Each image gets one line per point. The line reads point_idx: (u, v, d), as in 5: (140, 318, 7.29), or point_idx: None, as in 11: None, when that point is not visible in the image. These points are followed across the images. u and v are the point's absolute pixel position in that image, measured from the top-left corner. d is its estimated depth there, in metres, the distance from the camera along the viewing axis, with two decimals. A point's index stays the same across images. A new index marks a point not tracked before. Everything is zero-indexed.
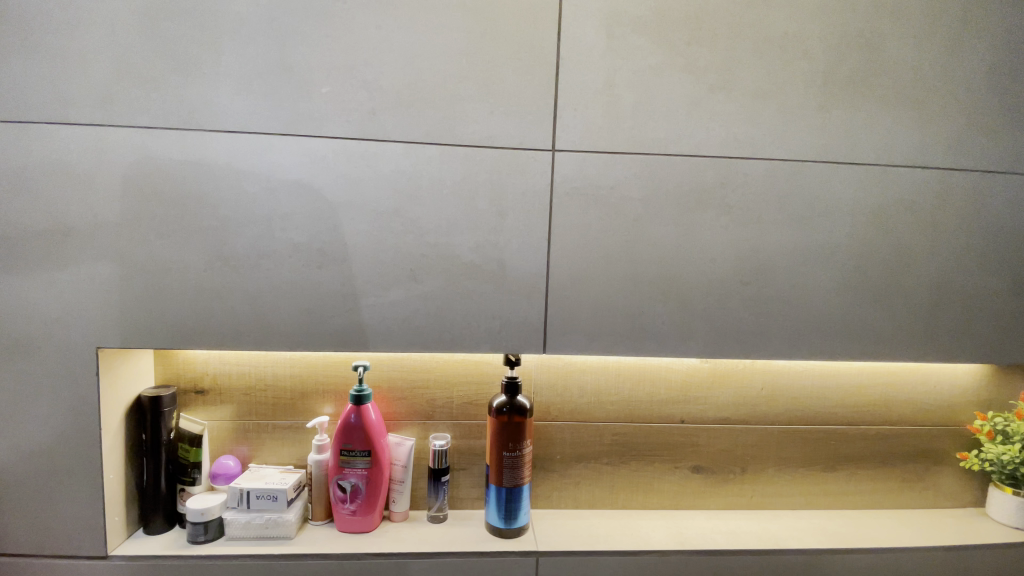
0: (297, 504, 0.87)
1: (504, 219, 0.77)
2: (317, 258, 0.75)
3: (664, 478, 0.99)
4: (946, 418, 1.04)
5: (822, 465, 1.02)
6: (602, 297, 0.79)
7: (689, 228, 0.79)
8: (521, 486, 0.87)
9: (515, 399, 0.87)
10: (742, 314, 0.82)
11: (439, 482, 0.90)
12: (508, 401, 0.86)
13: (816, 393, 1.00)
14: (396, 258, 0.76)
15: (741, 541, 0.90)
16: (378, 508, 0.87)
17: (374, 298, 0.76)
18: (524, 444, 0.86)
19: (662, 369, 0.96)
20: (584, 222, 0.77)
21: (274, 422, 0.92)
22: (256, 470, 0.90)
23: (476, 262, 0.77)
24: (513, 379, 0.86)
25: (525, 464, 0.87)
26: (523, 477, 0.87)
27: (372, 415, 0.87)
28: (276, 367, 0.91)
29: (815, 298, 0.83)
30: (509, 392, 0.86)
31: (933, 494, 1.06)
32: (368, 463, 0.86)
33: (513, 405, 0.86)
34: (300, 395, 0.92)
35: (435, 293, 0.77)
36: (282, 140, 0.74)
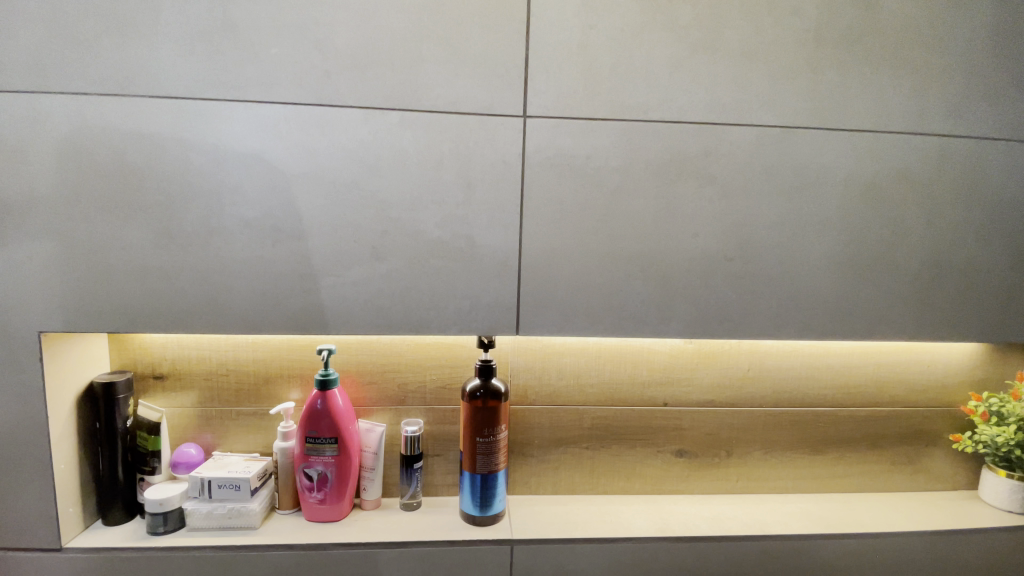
0: (262, 494, 0.83)
1: (472, 192, 0.71)
2: (272, 235, 0.70)
3: (648, 463, 0.96)
4: (939, 399, 1.01)
5: (811, 448, 0.99)
6: (579, 276, 0.74)
7: (672, 200, 0.74)
8: (497, 472, 0.83)
9: (491, 383, 0.82)
10: (727, 292, 0.77)
11: (412, 470, 0.86)
12: (483, 385, 0.82)
13: (805, 374, 0.96)
14: (356, 234, 0.71)
15: (724, 527, 0.87)
16: (347, 496, 0.84)
17: (335, 278, 0.71)
18: (500, 430, 0.83)
19: (644, 350, 0.92)
20: (558, 194, 0.72)
21: (238, 409, 0.88)
22: (220, 458, 0.86)
23: (442, 239, 0.72)
24: (487, 362, 0.81)
25: (501, 450, 0.83)
26: (499, 462, 0.83)
27: (339, 401, 0.83)
28: (237, 352, 0.87)
29: (804, 274, 0.79)
30: (483, 376, 0.82)
31: (924, 477, 1.03)
32: (336, 450, 0.82)
33: (488, 389, 0.82)
34: (264, 380, 0.88)
35: (400, 272, 0.72)
36: (229, 107, 0.69)
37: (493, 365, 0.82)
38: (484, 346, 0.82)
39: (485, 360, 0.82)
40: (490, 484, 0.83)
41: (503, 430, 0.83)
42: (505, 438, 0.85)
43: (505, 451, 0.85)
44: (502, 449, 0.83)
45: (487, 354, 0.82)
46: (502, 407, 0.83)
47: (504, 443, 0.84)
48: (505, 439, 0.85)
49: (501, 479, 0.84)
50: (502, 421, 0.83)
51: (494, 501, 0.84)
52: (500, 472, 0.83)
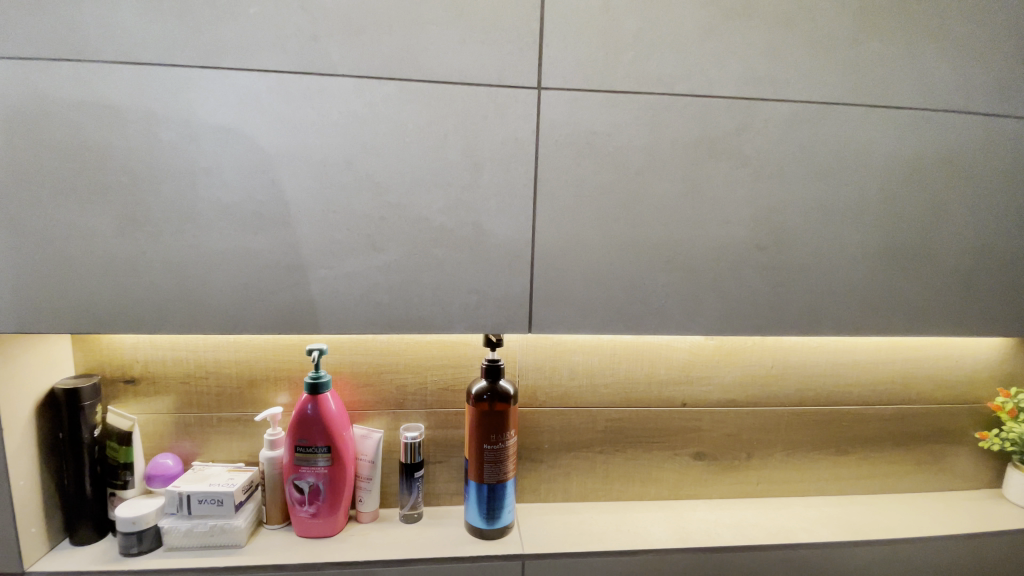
0: (247, 508, 0.76)
1: (480, 173, 0.63)
2: (254, 222, 0.62)
3: (664, 467, 0.90)
4: (965, 394, 0.96)
5: (834, 448, 0.94)
6: (599, 268, 0.67)
7: (701, 183, 0.67)
8: (505, 481, 0.76)
9: (498, 385, 0.75)
10: (758, 284, 0.71)
11: (412, 479, 0.79)
12: (490, 387, 0.75)
13: (830, 371, 0.91)
14: (349, 222, 0.63)
15: (748, 535, 0.82)
16: (342, 509, 0.77)
17: (326, 270, 0.63)
18: (508, 436, 0.76)
19: (663, 347, 0.86)
20: (575, 176, 0.65)
21: (219, 415, 0.80)
22: (200, 470, 0.78)
23: (447, 226, 0.64)
24: (494, 362, 0.74)
25: (510, 457, 0.76)
26: (507, 471, 0.76)
27: (332, 406, 0.75)
28: (218, 352, 0.79)
29: (839, 265, 0.72)
30: (490, 377, 0.75)
31: (948, 477, 0.99)
32: (329, 460, 0.75)
33: (495, 391, 0.75)
34: (248, 383, 0.80)
35: (400, 264, 0.64)
36: (202, 75, 0.60)
37: (501, 366, 0.75)
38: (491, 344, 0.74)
39: (492, 360, 0.74)
40: (498, 494, 0.76)
41: (511, 436, 0.76)
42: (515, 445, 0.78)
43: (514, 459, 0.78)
44: (510, 457, 0.76)
45: (495, 353, 0.75)
46: (511, 411, 0.76)
47: (512, 449, 0.77)
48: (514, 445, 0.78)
49: (510, 488, 0.77)
50: (511, 426, 0.76)
51: (502, 512, 0.77)
52: (509, 481, 0.77)
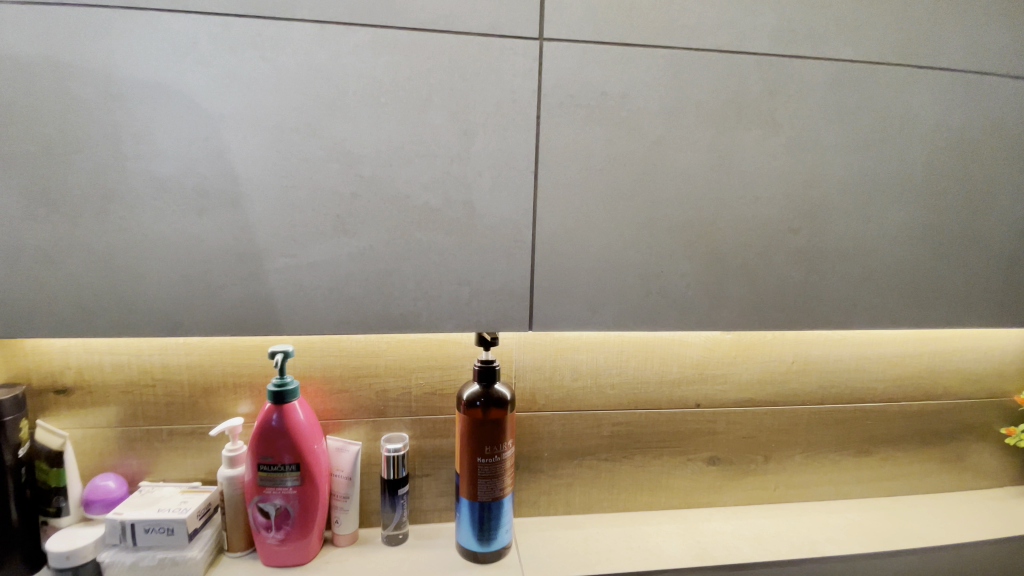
0: (203, 535, 0.65)
1: (471, 141, 0.53)
2: (197, 201, 0.51)
3: (675, 474, 0.82)
4: (994, 388, 0.89)
5: (856, 449, 0.87)
6: (611, 253, 0.57)
7: (728, 154, 0.58)
8: (502, 498, 0.67)
9: (493, 390, 0.66)
10: (789, 271, 0.62)
11: (396, 496, 0.69)
12: (483, 392, 0.65)
13: (854, 366, 0.84)
14: (313, 200, 0.52)
15: (770, 549, 0.74)
16: (314, 533, 0.67)
17: (286, 258, 0.52)
18: (505, 448, 0.66)
19: (674, 343, 0.78)
20: (583, 146, 0.55)
21: (170, 428, 0.70)
22: (148, 492, 0.67)
23: (431, 205, 0.53)
24: (488, 363, 0.65)
25: (506, 471, 0.67)
26: (504, 486, 0.67)
27: (301, 416, 0.65)
28: (166, 357, 0.68)
29: (881, 248, 0.63)
30: (483, 381, 0.65)
31: (974, 476, 0.92)
32: (298, 479, 0.64)
33: (489, 397, 0.65)
34: (203, 391, 0.69)
35: (375, 251, 0.53)
36: (126, 19, 0.48)
37: (496, 367, 0.66)
38: (484, 343, 0.65)
39: (486, 361, 0.65)
40: (493, 513, 0.67)
41: (508, 447, 0.67)
42: (512, 456, 0.68)
43: (511, 472, 0.69)
44: (507, 470, 0.67)
45: (489, 352, 0.65)
46: (507, 419, 0.66)
47: (509, 462, 0.68)
48: (511, 457, 0.68)
49: (507, 506, 0.68)
50: (507, 436, 0.67)
51: (498, 533, 0.68)
52: (506, 498, 0.67)
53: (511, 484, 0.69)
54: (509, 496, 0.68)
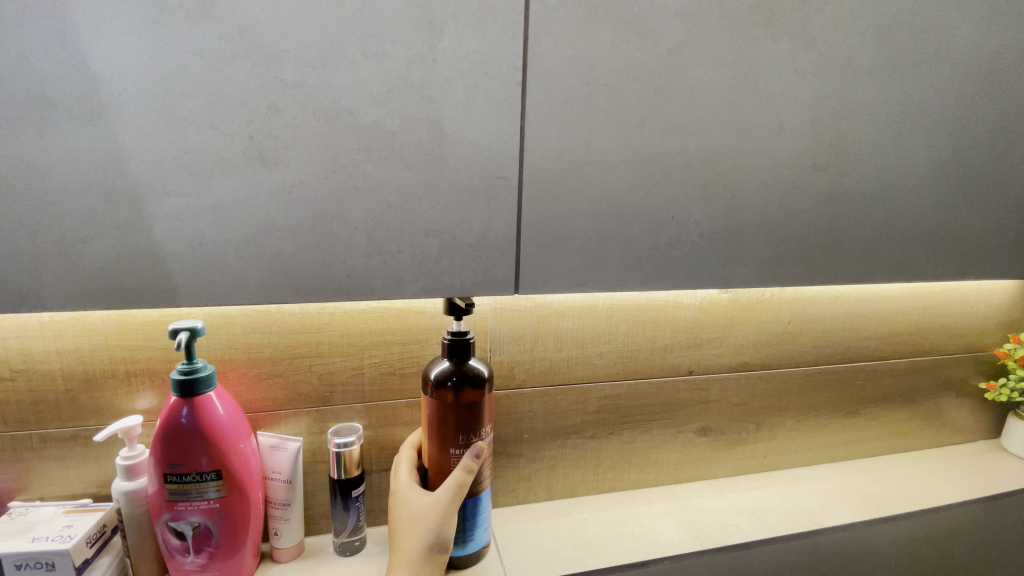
0: (98, 566, 0.51)
1: (437, 38, 0.39)
2: (28, 110, 0.34)
3: (665, 448, 0.74)
4: (975, 342, 0.87)
5: (845, 410, 0.83)
6: (614, 194, 0.46)
7: (754, 71, 0.47)
8: (479, 495, 0.56)
9: (467, 368, 0.54)
10: (813, 217, 0.53)
11: (349, 498, 0.57)
12: (455, 370, 0.53)
13: (848, 325, 0.79)
14: (214, 114, 0.37)
15: (770, 524, 0.68)
16: (248, 552, 0.54)
17: (180, 198, 0.37)
18: (484, 437, 0.55)
19: (668, 304, 0.69)
20: (584, 52, 0.42)
21: (43, 433, 0.53)
22: (18, 516, 0.52)
23: (384, 125, 0.40)
24: (460, 335, 0.53)
25: (484, 463, 0.55)
26: (481, 482, 0.56)
27: (219, 411, 0.50)
28: (29, 340, 0.51)
29: (908, 191, 0.56)
30: (455, 357, 0.53)
31: (948, 431, 0.91)
32: (222, 490, 0.50)
33: (462, 375, 0.53)
34: (86, 384, 0.53)
35: (308, 188, 0.39)
36: None
37: (470, 339, 0.53)
38: (455, 311, 0.52)
39: (458, 334, 0.52)
40: (470, 513, 0.56)
41: (487, 435, 0.55)
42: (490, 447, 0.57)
43: (489, 464, 0.57)
44: (485, 462, 0.56)
45: (461, 322, 0.53)
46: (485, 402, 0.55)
47: (488, 453, 0.56)
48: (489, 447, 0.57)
49: (485, 503, 0.57)
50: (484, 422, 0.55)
51: (475, 533, 0.57)
52: (484, 495, 0.56)
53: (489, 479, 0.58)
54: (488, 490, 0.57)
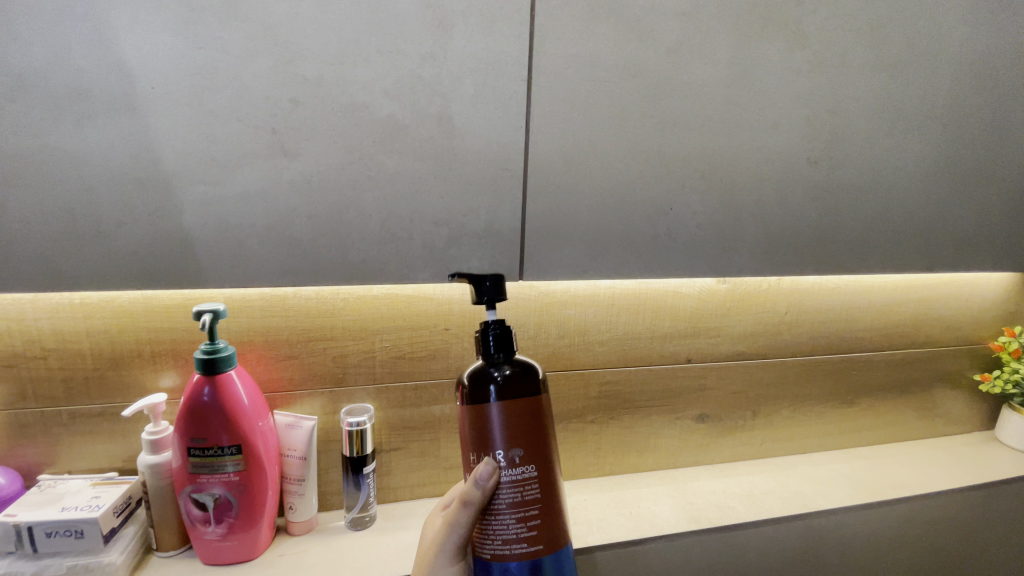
0: (125, 535, 0.54)
1: (448, 38, 0.41)
2: (70, 104, 0.37)
3: (664, 434, 0.77)
4: (970, 335, 0.89)
5: (840, 400, 0.85)
6: (615, 185, 0.48)
7: (751, 68, 0.49)
8: (509, 563, 0.36)
9: (502, 366, 0.39)
10: (807, 209, 0.55)
11: (360, 475, 0.60)
12: (483, 370, 0.39)
13: (845, 316, 0.81)
14: (239, 109, 0.39)
15: (764, 506, 0.71)
16: (265, 524, 0.57)
17: (207, 186, 0.40)
18: (493, 466, 0.36)
19: (668, 294, 0.72)
20: (586, 50, 0.44)
21: (72, 409, 0.56)
22: (49, 488, 0.55)
23: (397, 119, 0.42)
24: (492, 324, 0.40)
25: (505, 512, 0.36)
26: (507, 542, 0.37)
27: (238, 389, 0.53)
28: (60, 321, 0.54)
29: (900, 185, 0.58)
30: (485, 354, 0.40)
31: (943, 423, 0.93)
32: (241, 464, 0.53)
33: (487, 374, 0.39)
34: (112, 363, 0.56)
35: (326, 178, 0.42)
36: None
37: (510, 330, 0.41)
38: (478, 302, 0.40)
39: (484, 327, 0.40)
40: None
41: (514, 464, 0.37)
42: (527, 491, 0.37)
43: (529, 521, 0.37)
44: (512, 513, 0.37)
45: (496, 312, 0.41)
46: (506, 417, 0.37)
47: (521, 500, 0.37)
48: (529, 492, 0.37)
49: None
50: (510, 445, 0.37)
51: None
52: (519, 568, 0.36)
53: (538, 547, 0.37)
54: (535, 562, 0.37)
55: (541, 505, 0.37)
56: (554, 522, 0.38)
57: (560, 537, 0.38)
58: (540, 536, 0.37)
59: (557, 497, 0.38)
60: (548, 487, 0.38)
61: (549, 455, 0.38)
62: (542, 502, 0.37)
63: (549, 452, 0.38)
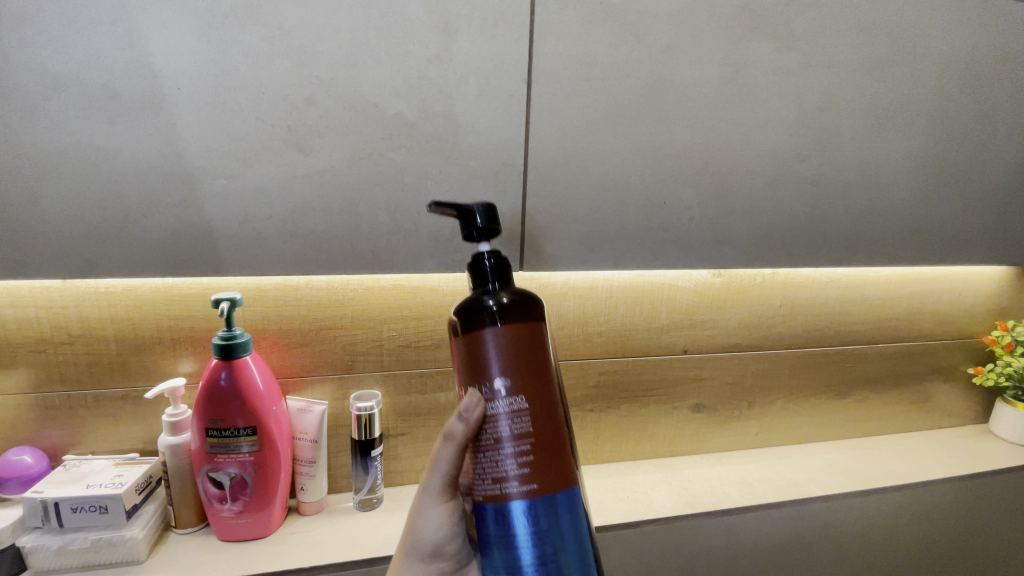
0: (146, 512, 0.57)
1: (452, 40, 0.44)
2: (101, 102, 0.39)
3: (662, 423, 0.79)
4: (964, 329, 0.91)
5: (835, 392, 0.87)
6: (611, 180, 0.51)
7: (742, 68, 0.51)
8: (500, 508, 0.30)
9: (497, 294, 0.32)
10: (797, 203, 0.57)
11: (368, 458, 0.63)
12: (475, 302, 0.32)
13: (838, 309, 0.83)
14: (257, 107, 0.42)
15: (757, 492, 0.73)
16: (277, 503, 0.59)
17: (227, 180, 0.43)
18: (476, 398, 0.31)
19: (665, 287, 0.74)
20: (584, 52, 0.47)
21: (96, 392, 0.60)
22: (74, 467, 0.58)
23: (405, 117, 0.45)
24: (487, 254, 0.33)
25: (492, 449, 0.31)
26: (498, 484, 0.30)
27: (253, 374, 0.56)
28: (85, 309, 0.57)
29: (889, 180, 0.60)
30: (477, 285, 0.33)
31: (937, 415, 0.95)
32: (256, 445, 0.56)
33: (478, 305, 0.32)
34: (134, 349, 0.59)
35: (339, 173, 0.45)
36: None
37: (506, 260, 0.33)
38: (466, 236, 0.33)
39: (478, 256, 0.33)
40: (498, 544, 0.30)
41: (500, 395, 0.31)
42: (519, 424, 0.30)
43: (523, 459, 0.30)
44: (500, 450, 0.30)
45: (490, 243, 0.33)
46: (492, 341, 0.31)
47: (510, 436, 0.30)
48: (520, 427, 0.30)
49: (536, 527, 0.30)
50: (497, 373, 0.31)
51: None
52: (511, 514, 0.30)
53: (535, 489, 0.30)
54: (532, 506, 0.30)
55: (539, 441, 0.30)
56: (555, 461, 0.31)
57: (565, 480, 0.31)
58: (539, 477, 0.30)
59: (562, 435, 0.31)
60: (550, 422, 0.31)
61: (551, 385, 0.32)
62: (537, 439, 0.30)
63: (549, 382, 0.32)
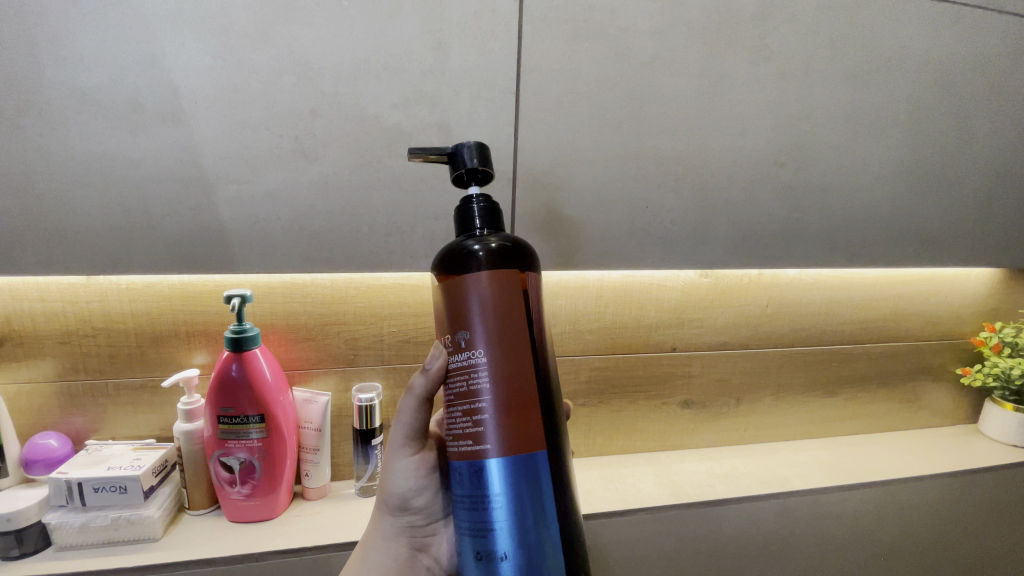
0: (162, 493, 0.61)
1: (446, 56, 0.48)
2: (125, 115, 0.44)
3: (651, 418, 0.82)
4: (951, 330, 0.93)
5: (822, 390, 0.90)
6: (595, 186, 0.54)
7: (720, 79, 0.54)
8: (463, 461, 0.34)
9: (484, 241, 0.35)
10: (774, 206, 0.60)
11: (369, 446, 0.66)
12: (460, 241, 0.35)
13: (825, 310, 0.85)
14: (267, 119, 0.46)
15: (742, 486, 0.76)
16: (283, 487, 0.63)
17: (239, 185, 0.47)
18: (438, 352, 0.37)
19: (653, 286, 0.77)
20: (569, 66, 0.50)
21: (117, 381, 0.64)
22: (96, 451, 0.62)
23: (402, 127, 0.48)
24: (477, 197, 0.36)
25: (453, 401, 0.35)
26: (460, 435, 0.35)
27: (262, 365, 0.60)
28: (107, 303, 0.62)
29: (865, 185, 0.62)
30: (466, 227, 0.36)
31: (926, 414, 0.97)
32: (264, 431, 0.60)
33: (462, 247, 0.35)
34: (152, 341, 0.63)
35: (341, 179, 0.49)
36: None
37: (495, 207, 0.36)
38: (456, 176, 0.36)
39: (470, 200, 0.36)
40: (469, 501, 0.34)
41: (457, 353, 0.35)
42: (474, 379, 0.34)
43: (479, 414, 0.34)
44: (460, 403, 0.35)
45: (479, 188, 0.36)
46: (461, 295, 0.34)
47: (465, 390, 0.34)
48: (473, 382, 0.34)
49: (501, 484, 0.33)
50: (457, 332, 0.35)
51: (502, 549, 0.32)
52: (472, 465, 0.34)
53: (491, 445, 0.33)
54: (495, 465, 0.33)
55: (495, 398, 0.33)
56: (517, 415, 0.33)
57: (528, 437, 0.33)
58: (493, 433, 0.33)
59: (525, 391, 0.34)
60: (508, 381, 0.33)
61: (513, 345, 0.34)
62: (491, 395, 0.33)
63: (515, 344, 0.34)
